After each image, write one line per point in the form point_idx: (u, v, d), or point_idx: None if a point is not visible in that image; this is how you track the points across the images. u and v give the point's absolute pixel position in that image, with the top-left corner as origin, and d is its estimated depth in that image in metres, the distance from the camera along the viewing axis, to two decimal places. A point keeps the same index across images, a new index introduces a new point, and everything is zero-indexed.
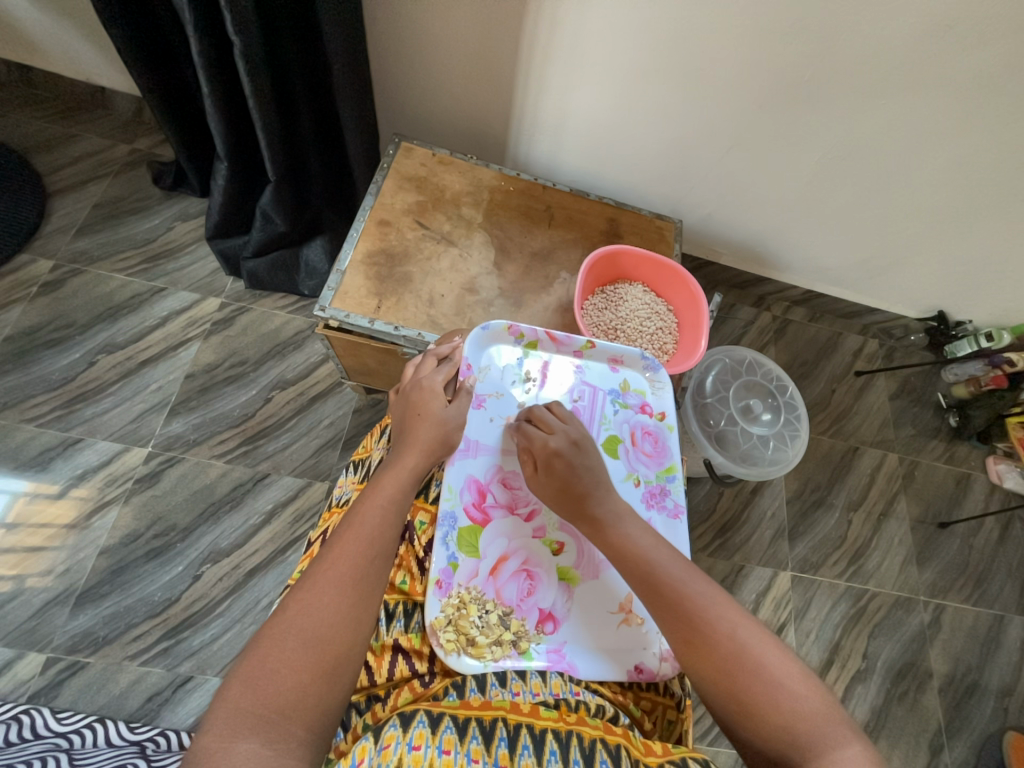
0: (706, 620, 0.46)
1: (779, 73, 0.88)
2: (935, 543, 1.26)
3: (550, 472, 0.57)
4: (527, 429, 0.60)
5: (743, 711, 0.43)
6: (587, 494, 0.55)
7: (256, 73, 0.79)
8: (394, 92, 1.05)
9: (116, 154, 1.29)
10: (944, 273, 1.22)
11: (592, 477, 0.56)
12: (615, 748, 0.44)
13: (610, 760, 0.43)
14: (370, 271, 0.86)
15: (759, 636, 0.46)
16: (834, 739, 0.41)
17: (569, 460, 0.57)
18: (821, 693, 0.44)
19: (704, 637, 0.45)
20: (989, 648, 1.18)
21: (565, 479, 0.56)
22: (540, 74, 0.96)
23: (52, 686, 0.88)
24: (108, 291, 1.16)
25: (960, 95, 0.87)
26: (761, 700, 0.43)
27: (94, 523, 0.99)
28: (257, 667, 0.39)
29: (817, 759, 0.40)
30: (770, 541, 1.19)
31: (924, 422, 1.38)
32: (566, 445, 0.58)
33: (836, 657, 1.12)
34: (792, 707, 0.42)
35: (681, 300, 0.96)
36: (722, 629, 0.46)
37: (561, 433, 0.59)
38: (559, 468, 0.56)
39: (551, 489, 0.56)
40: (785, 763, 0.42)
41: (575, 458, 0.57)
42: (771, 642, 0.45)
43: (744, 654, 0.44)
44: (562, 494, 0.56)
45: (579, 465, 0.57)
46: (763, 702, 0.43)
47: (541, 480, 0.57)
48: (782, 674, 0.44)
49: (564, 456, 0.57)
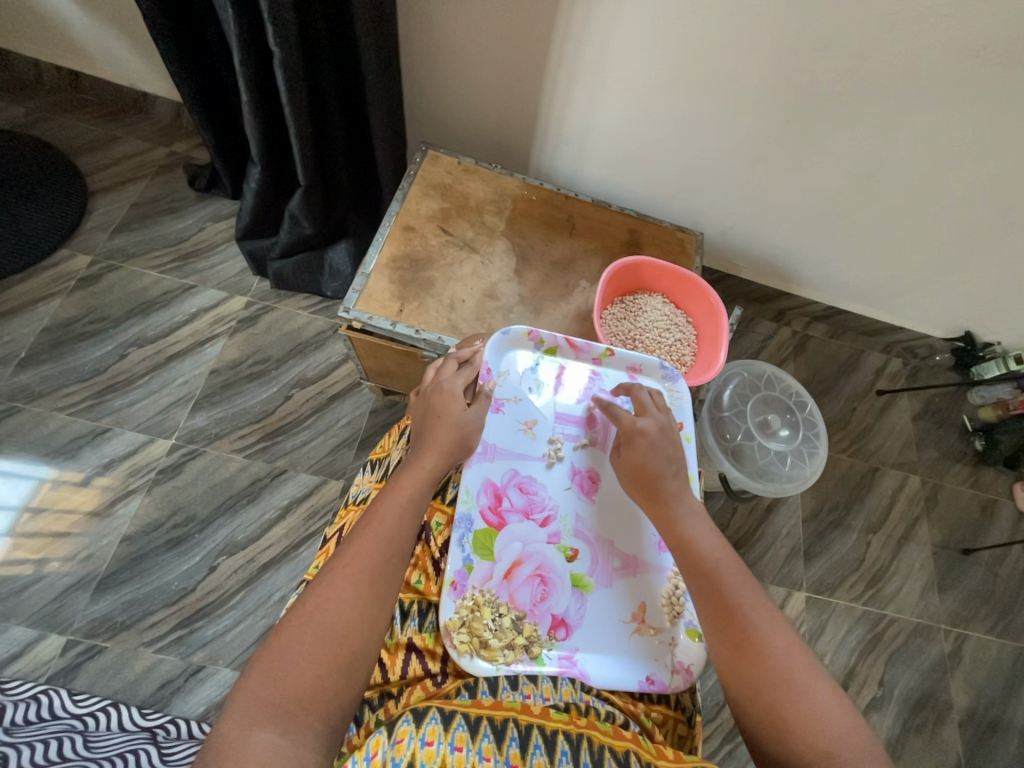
0: (760, 629, 0.46)
1: (808, 88, 0.88)
2: (958, 570, 1.22)
3: (635, 449, 0.58)
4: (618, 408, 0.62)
5: (768, 716, 0.43)
6: (665, 480, 0.56)
7: (293, 80, 0.82)
8: (422, 103, 1.08)
9: (154, 157, 1.34)
10: (972, 294, 1.20)
11: (671, 465, 0.57)
12: (626, 754, 0.43)
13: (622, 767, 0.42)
14: (394, 274, 0.88)
15: (809, 670, 0.44)
16: None
17: (653, 443, 0.58)
18: (867, 748, 0.41)
19: (754, 644, 0.46)
20: (1013, 682, 1.14)
21: (643, 460, 0.57)
22: (566, 87, 0.98)
23: (70, 668, 0.90)
24: (141, 288, 1.21)
25: (993, 114, 0.86)
26: (796, 721, 0.42)
27: (117, 511, 1.02)
28: (276, 658, 0.40)
29: None
30: (785, 560, 1.17)
31: (949, 445, 1.34)
32: (653, 428, 0.59)
33: (850, 682, 1.09)
34: (828, 735, 0.41)
35: (701, 312, 0.96)
36: (776, 645, 0.45)
37: (653, 417, 0.61)
38: (642, 447, 0.58)
39: (627, 468, 0.59)
40: None
41: (659, 441, 0.59)
42: (822, 679, 0.44)
43: (791, 679, 0.44)
44: (640, 474, 0.57)
45: (663, 449, 0.58)
46: (800, 725, 0.42)
47: (624, 456, 0.59)
48: (828, 712, 0.42)
49: (647, 438, 0.58)
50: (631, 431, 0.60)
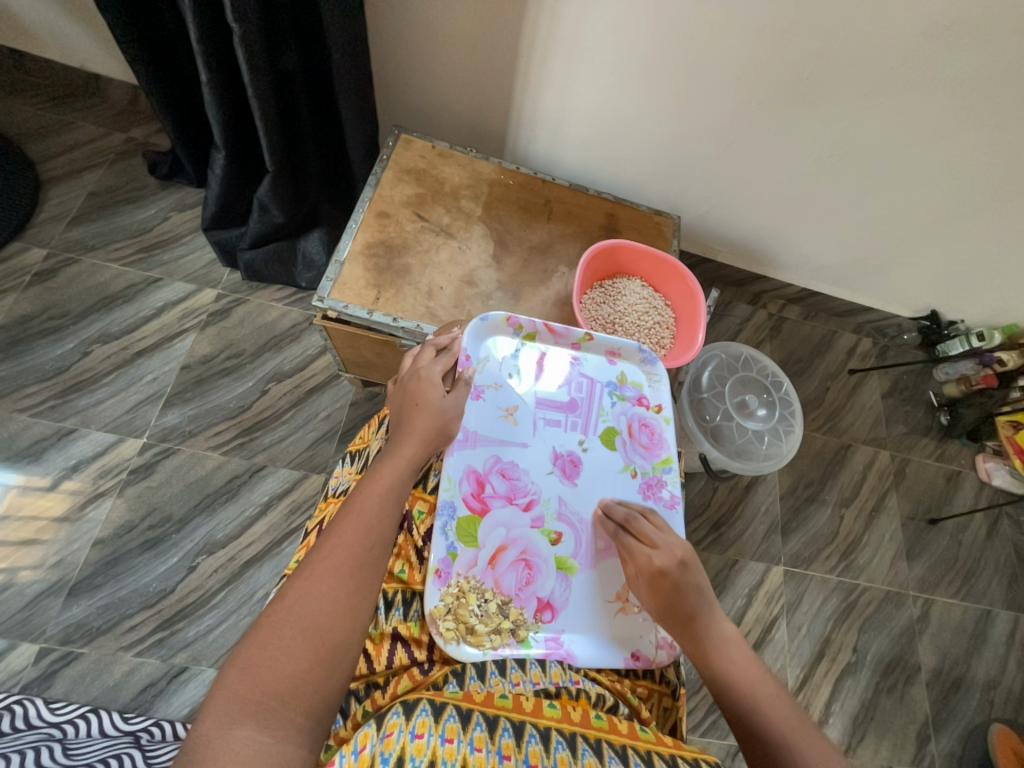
0: None
1: (779, 69, 0.88)
2: (924, 538, 1.28)
3: (661, 592, 0.52)
4: (627, 540, 0.55)
5: None
6: (695, 619, 0.51)
7: (256, 61, 0.78)
8: (393, 86, 1.05)
9: (111, 144, 1.27)
10: (937, 273, 1.24)
11: (701, 600, 0.52)
12: (622, 748, 0.43)
13: (619, 757, 0.42)
14: (369, 261, 0.86)
15: None
16: None
17: (675, 581, 0.52)
18: None
19: None
20: (975, 642, 1.20)
21: (668, 602, 0.52)
22: (541, 69, 0.96)
23: (45, 676, 0.87)
24: (102, 281, 1.15)
25: (955, 98, 0.87)
26: None
27: (89, 513, 0.99)
28: (256, 653, 0.39)
29: None
30: (763, 536, 1.20)
31: (916, 420, 1.40)
32: (672, 566, 0.52)
33: (826, 650, 1.13)
34: None
35: (679, 295, 0.97)
36: None
37: (668, 549, 0.53)
38: (666, 590, 0.52)
39: (655, 604, 0.53)
40: None
41: (682, 578, 0.52)
42: None
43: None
44: (666, 611, 0.52)
45: (688, 583, 0.52)
46: None
47: (650, 595, 0.53)
48: None
49: (668, 579, 0.52)
50: (646, 569, 0.53)
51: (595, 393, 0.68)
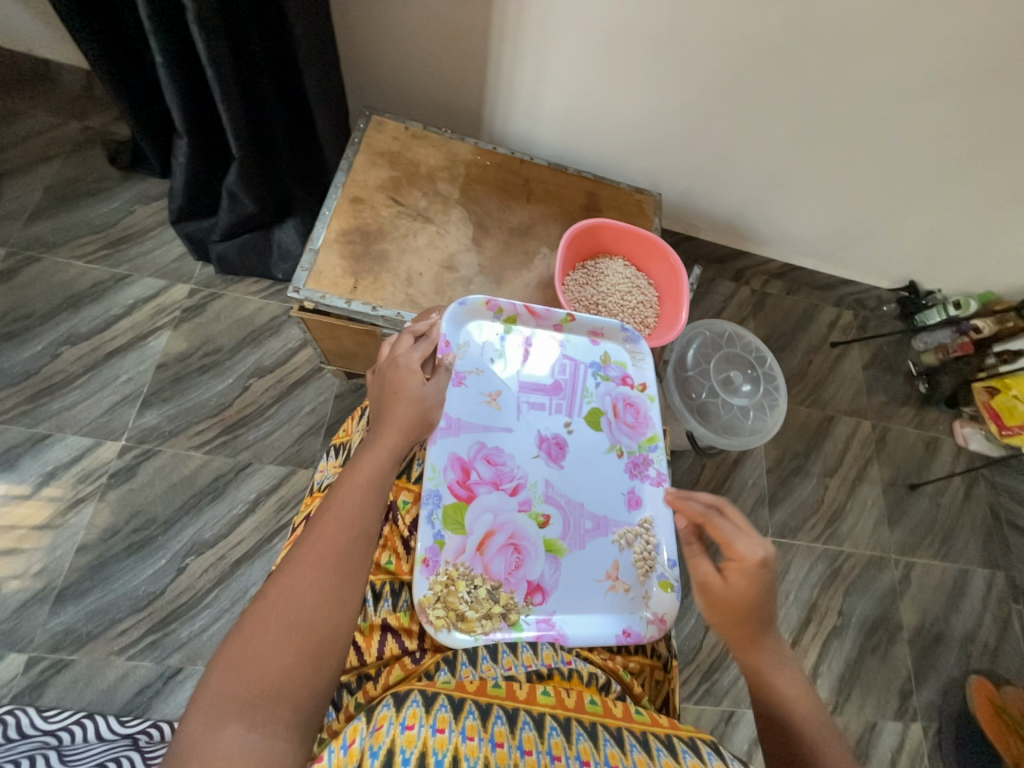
0: None
1: (758, 37, 0.86)
2: (905, 503, 1.31)
3: (737, 580, 0.52)
4: (722, 525, 0.54)
5: None
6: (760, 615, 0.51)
7: (213, 38, 0.74)
8: (361, 64, 1.01)
9: (67, 133, 1.21)
10: (915, 242, 1.25)
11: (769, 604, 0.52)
12: (617, 729, 0.42)
13: (613, 739, 0.41)
14: (345, 249, 0.84)
15: None
16: None
17: (758, 574, 0.51)
18: None
19: None
20: (954, 599, 1.25)
21: (739, 591, 0.51)
22: (514, 43, 0.93)
23: (36, 685, 0.86)
24: (67, 280, 1.11)
25: (933, 64, 0.87)
26: None
27: (70, 519, 0.96)
28: (239, 651, 0.38)
29: None
30: (751, 509, 1.23)
31: (896, 389, 1.42)
32: (756, 559, 0.51)
33: (813, 615, 1.17)
34: None
35: (662, 273, 0.96)
36: None
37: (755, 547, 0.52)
38: (742, 581, 0.51)
39: (723, 591, 0.52)
40: None
41: (762, 575, 0.51)
42: None
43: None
44: (733, 600, 0.52)
45: (763, 582, 0.51)
46: None
47: (724, 581, 0.52)
48: None
49: (751, 570, 0.51)
50: (747, 559, 0.51)
51: (579, 374, 0.68)
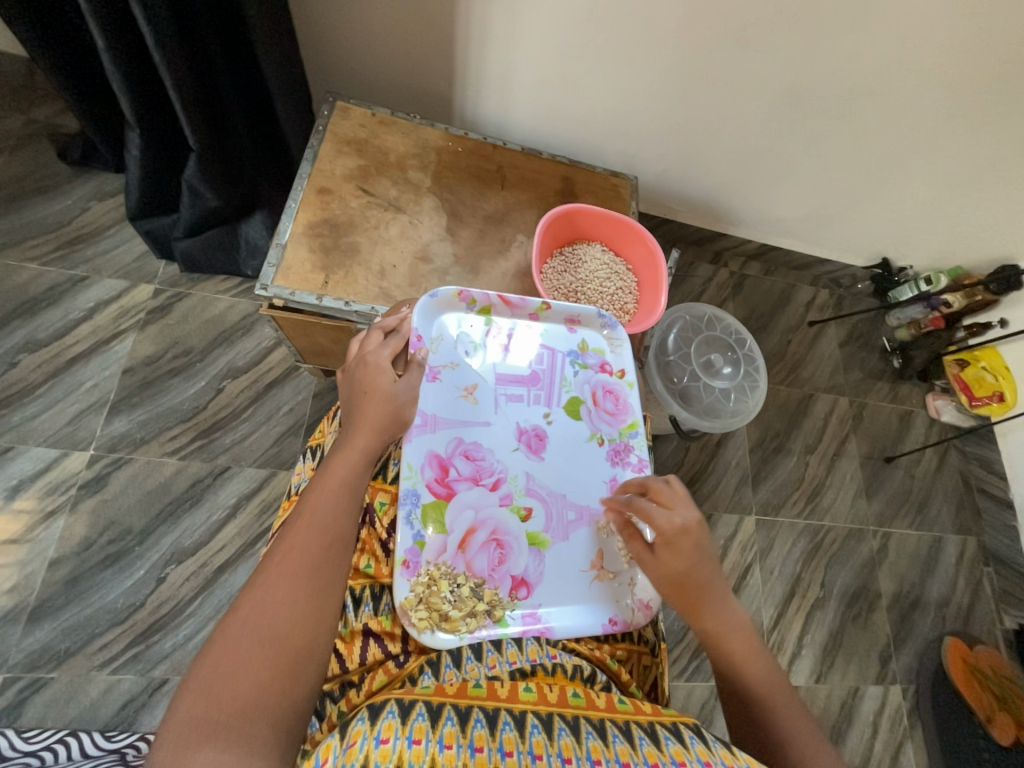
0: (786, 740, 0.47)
1: (730, 14, 0.85)
2: (882, 476, 1.35)
3: (676, 554, 0.52)
4: (643, 504, 0.54)
5: None
6: (704, 585, 0.52)
7: (159, 21, 0.69)
8: (323, 47, 0.96)
9: (10, 127, 1.14)
10: (887, 219, 1.27)
11: (711, 568, 0.53)
12: (600, 721, 0.42)
13: (597, 731, 0.40)
14: (314, 243, 0.81)
15: None
16: None
17: (693, 542, 0.52)
18: None
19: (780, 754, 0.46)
20: (929, 565, 1.30)
21: (682, 565, 0.52)
22: (482, 23, 0.89)
23: (14, 706, 0.83)
24: (21, 284, 1.05)
25: (902, 40, 0.86)
26: None
27: (39, 534, 0.93)
28: (211, 671, 0.37)
29: None
30: (735, 488, 1.25)
31: (871, 365, 1.45)
32: (689, 527, 0.52)
33: (797, 588, 1.20)
34: None
35: (639, 257, 0.95)
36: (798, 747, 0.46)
37: (685, 513, 0.53)
38: (682, 552, 0.52)
39: (667, 570, 0.53)
40: None
41: (699, 541, 0.53)
42: None
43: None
44: (678, 578, 0.52)
45: (702, 549, 0.53)
46: None
47: (665, 558, 0.53)
48: None
49: (686, 540, 0.52)
50: (668, 532, 0.52)
51: (556, 364, 0.67)
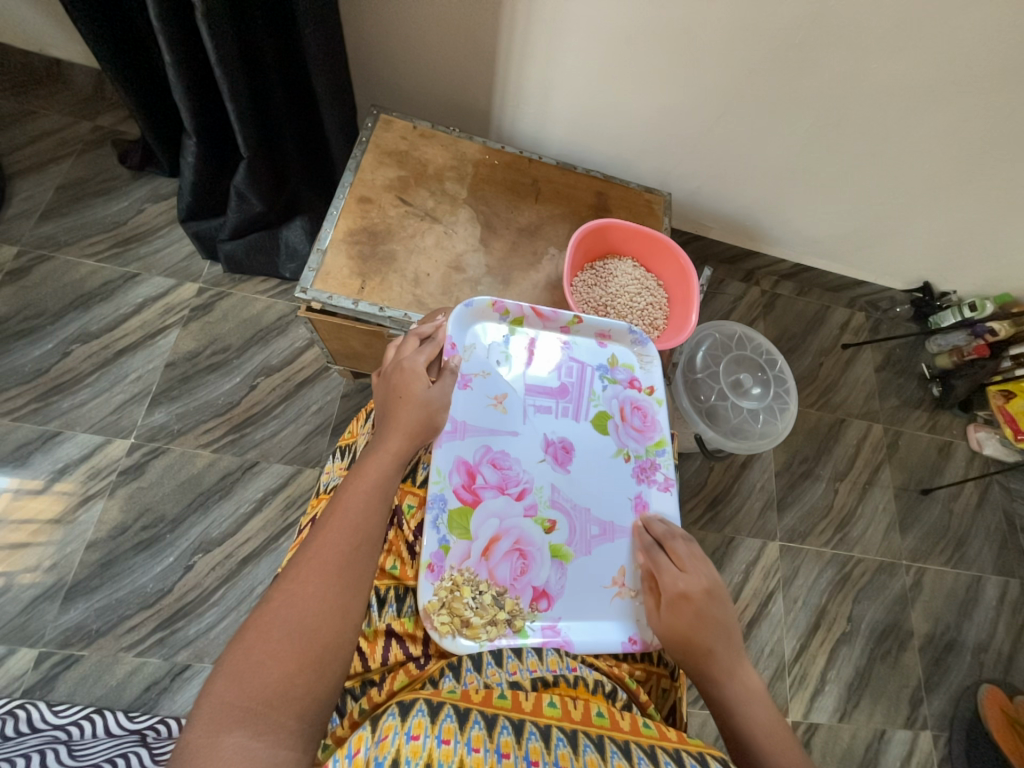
0: None
1: (772, 36, 0.85)
2: (917, 509, 1.29)
3: (681, 616, 0.51)
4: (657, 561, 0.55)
5: None
6: (710, 650, 0.50)
7: (220, 35, 0.73)
8: (369, 61, 1.00)
9: (78, 133, 1.22)
10: (931, 243, 1.22)
11: (721, 636, 0.51)
12: (624, 742, 0.41)
13: (622, 753, 0.40)
14: (352, 249, 0.84)
15: None
16: None
17: (698, 607, 0.51)
18: None
19: None
20: (967, 607, 1.23)
21: (687, 631, 0.51)
22: (524, 42, 0.92)
23: (47, 680, 0.87)
24: (78, 278, 1.12)
25: (952, 63, 0.85)
26: None
27: (80, 516, 0.97)
28: (243, 658, 0.38)
29: None
30: (759, 513, 1.21)
31: (908, 393, 1.40)
32: (697, 591, 0.52)
33: (822, 621, 1.15)
34: None
35: (671, 274, 0.95)
36: None
37: (693, 575, 0.53)
38: (686, 614, 0.51)
39: (670, 635, 0.52)
40: None
41: (706, 607, 0.51)
42: None
43: None
44: (682, 641, 0.51)
45: (710, 615, 0.51)
46: None
47: (670, 621, 0.52)
48: None
49: (692, 603, 0.51)
50: (669, 593, 0.52)
51: (586, 377, 0.67)
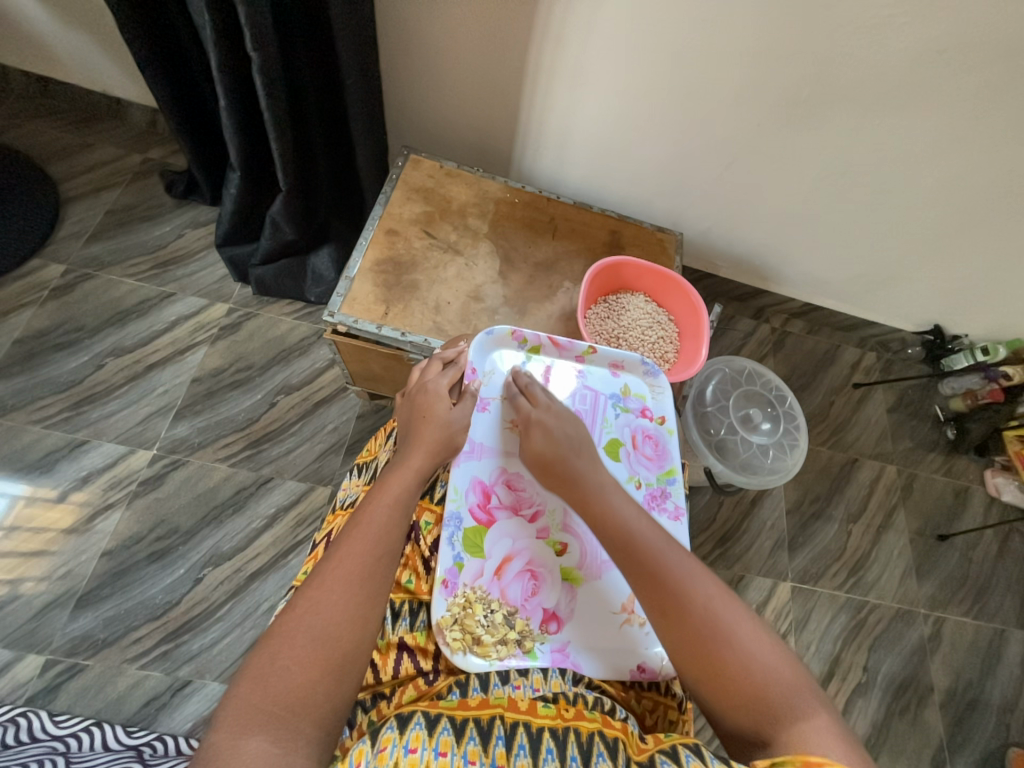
0: (681, 589, 0.46)
1: (780, 92, 0.91)
2: (935, 556, 1.26)
3: (539, 436, 0.59)
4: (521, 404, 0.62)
5: (709, 667, 0.43)
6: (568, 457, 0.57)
7: (272, 85, 0.81)
8: (404, 107, 1.09)
9: (129, 164, 1.31)
10: (940, 287, 1.25)
11: (573, 444, 0.59)
12: (613, 742, 0.42)
13: (608, 753, 0.41)
14: (378, 278, 0.88)
15: (735, 614, 0.45)
16: (800, 710, 0.41)
17: (550, 426, 0.60)
18: (795, 681, 0.42)
19: (681, 609, 0.45)
20: (990, 662, 1.18)
21: (545, 446, 0.58)
22: (547, 93, 0.99)
23: (50, 689, 0.88)
24: (118, 296, 1.18)
25: (952, 118, 0.90)
26: (733, 668, 0.43)
27: (97, 525, 1.00)
28: (268, 663, 0.39)
29: (788, 724, 0.40)
30: (770, 551, 1.19)
31: (922, 435, 1.39)
32: (548, 415, 0.61)
33: (836, 669, 1.11)
34: (764, 677, 0.42)
35: (682, 309, 0.98)
36: (694, 592, 0.46)
37: (545, 404, 0.62)
38: (540, 433, 0.59)
39: (533, 455, 0.58)
40: (760, 723, 0.41)
41: (558, 425, 0.60)
42: (748, 622, 0.45)
43: (762, 659, 0.43)
44: (543, 458, 0.58)
45: (562, 430, 0.60)
46: (735, 667, 0.43)
47: (534, 444, 0.59)
48: (755, 652, 0.43)
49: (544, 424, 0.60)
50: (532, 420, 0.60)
51: (599, 405, 0.69)
